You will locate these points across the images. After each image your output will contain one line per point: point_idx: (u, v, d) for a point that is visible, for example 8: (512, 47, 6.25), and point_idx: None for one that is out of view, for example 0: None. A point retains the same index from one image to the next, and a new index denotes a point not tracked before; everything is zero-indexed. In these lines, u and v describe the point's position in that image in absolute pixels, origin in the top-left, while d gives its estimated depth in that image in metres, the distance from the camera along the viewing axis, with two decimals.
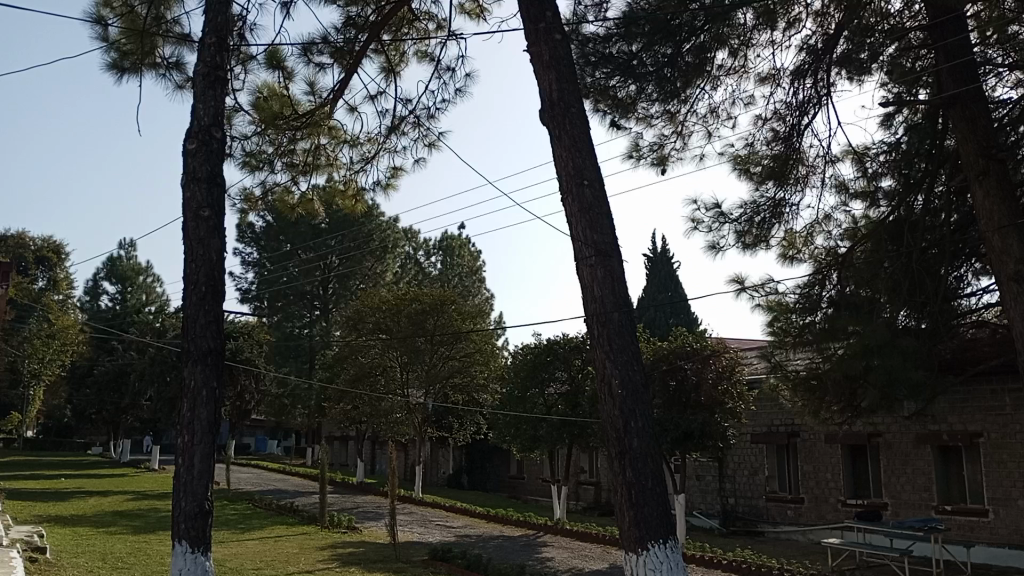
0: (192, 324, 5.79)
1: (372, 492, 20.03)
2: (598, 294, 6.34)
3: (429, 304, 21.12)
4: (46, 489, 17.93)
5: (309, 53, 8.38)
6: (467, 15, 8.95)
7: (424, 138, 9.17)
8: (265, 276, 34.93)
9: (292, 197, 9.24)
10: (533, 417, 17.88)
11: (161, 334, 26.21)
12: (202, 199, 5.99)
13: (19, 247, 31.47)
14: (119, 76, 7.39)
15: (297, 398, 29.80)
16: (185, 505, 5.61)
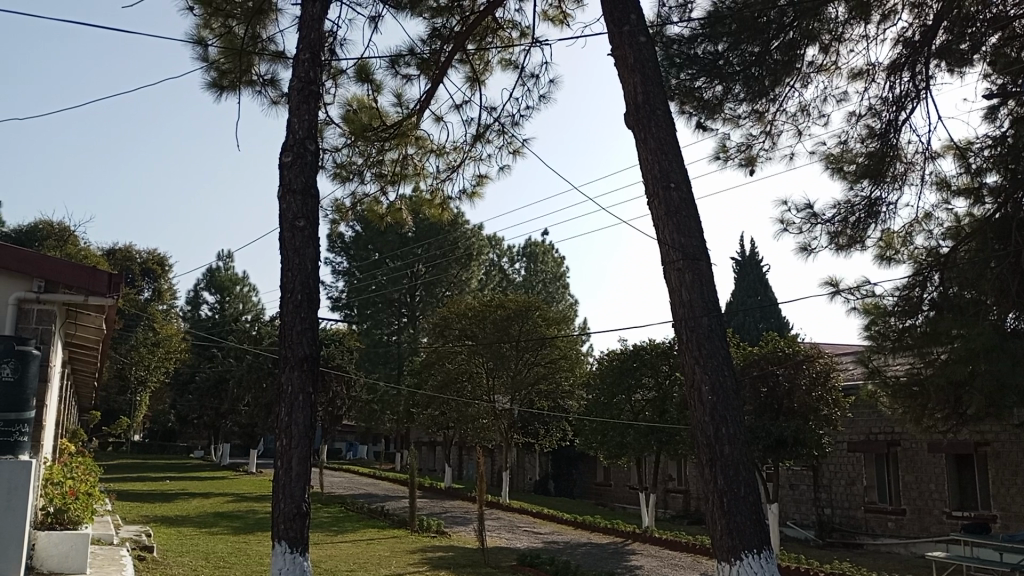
0: (288, 330, 5.96)
1: (460, 497, 20.27)
2: (686, 299, 6.28)
3: (514, 310, 21.20)
4: (154, 491, 18.78)
5: (396, 65, 8.53)
6: (550, 22, 8.99)
7: (509, 145, 9.23)
8: (354, 284, 35.68)
9: (381, 206, 9.40)
10: (619, 424, 17.74)
11: (257, 342, 27.12)
12: (298, 210, 6.17)
13: (127, 260, 32.70)
14: (219, 94, 7.73)
15: (386, 404, 30.35)
16: (285, 506, 5.79)
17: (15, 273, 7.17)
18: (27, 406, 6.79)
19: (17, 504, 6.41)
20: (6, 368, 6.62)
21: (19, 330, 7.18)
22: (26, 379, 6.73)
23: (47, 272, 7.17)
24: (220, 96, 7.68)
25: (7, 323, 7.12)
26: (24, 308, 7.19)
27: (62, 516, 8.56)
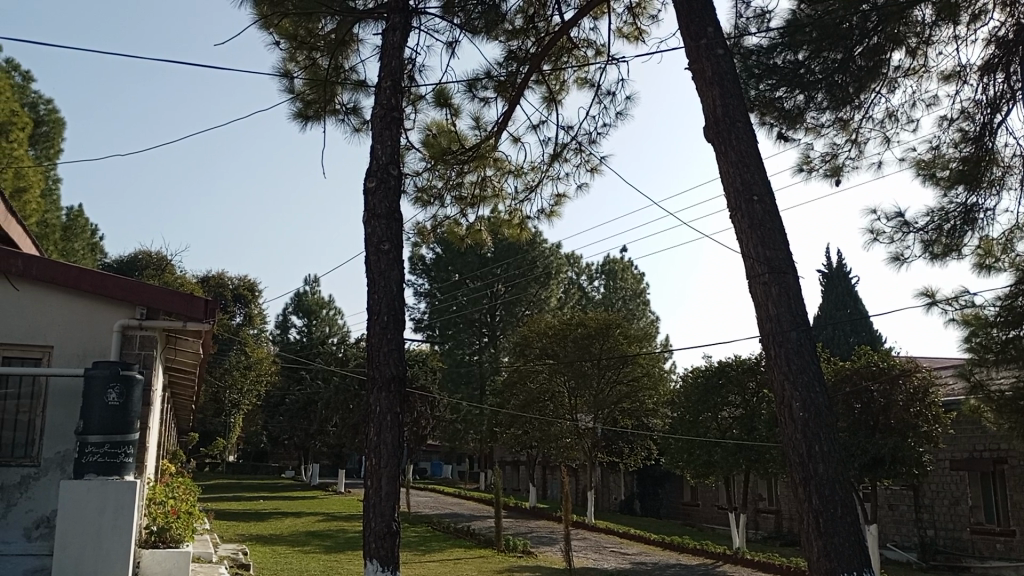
0: (377, 352, 6.09)
1: (545, 517, 20.20)
2: (772, 313, 6.15)
3: (595, 329, 21.10)
4: (248, 510, 19.36)
5: (474, 89, 8.68)
6: (626, 38, 9.00)
7: (586, 163, 9.25)
8: (435, 306, 36.11)
9: (462, 228, 9.53)
10: (706, 442, 17.47)
11: (344, 364, 27.77)
12: (383, 233, 6.32)
13: (219, 286, 33.94)
14: (304, 124, 8.03)
15: (469, 423, 30.57)
16: (376, 525, 5.91)
17: (119, 301, 7.45)
18: (132, 428, 7.04)
19: (124, 523, 6.72)
20: (113, 393, 6.88)
21: (124, 355, 7.42)
22: (131, 404, 6.98)
23: (149, 300, 7.43)
24: (306, 126, 7.98)
25: (112, 349, 7.37)
26: (128, 333, 7.44)
27: (165, 534, 8.87)
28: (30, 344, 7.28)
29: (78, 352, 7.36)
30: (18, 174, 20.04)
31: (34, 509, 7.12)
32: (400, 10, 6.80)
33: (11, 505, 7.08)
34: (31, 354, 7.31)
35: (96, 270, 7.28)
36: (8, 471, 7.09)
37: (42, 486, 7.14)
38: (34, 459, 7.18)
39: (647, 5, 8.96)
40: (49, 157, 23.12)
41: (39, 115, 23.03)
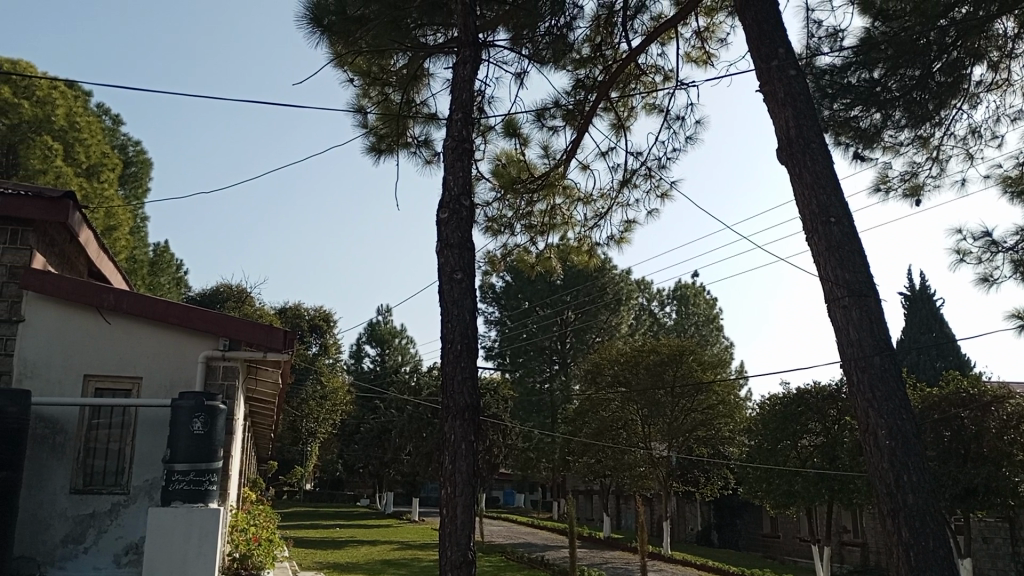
0: (450, 380, 6.13)
1: (621, 548, 19.88)
2: (854, 338, 5.98)
3: (668, 355, 20.81)
4: (325, 538, 19.61)
5: (543, 118, 8.76)
6: (694, 62, 8.97)
7: (656, 188, 9.20)
8: (506, 333, 36.23)
9: (531, 255, 9.59)
10: (786, 472, 16.99)
11: (417, 392, 28.04)
12: (455, 263, 6.39)
13: (297, 317, 34.73)
14: (378, 157, 8.25)
15: (542, 451, 30.46)
16: (452, 554, 5.92)
17: (204, 332, 7.71)
18: (216, 456, 7.24)
19: (208, 548, 6.89)
20: (198, 423, 7.10)
21: (208, 385, 7.66)
22: (214, 432, 7.19)
23: (232, 331, 7.67)
24: (379, 159, 8.20)
25: (198, 379, 7.62)
26: (212, 364, 7.69)
27: (246, 561, 9.13)
28: (121, 376, 7.56)
29: (165, 383, 7.61)
30: (108, 213, 21.04)
31: (123, 535, 7.33)
32: (470, 44, 6.94)
33: (102, 532, 7.30)
34: (121, 385, 7.58)
35: (182, 303, 7.55)
36: (100, 498, 7.35)
37: (131, 513, 7.37)
38: (124, 487, 7.44)
39: (716, 29, 8.92)
40: (137, 196, 24.20)
41: (128, 155, 24.16)
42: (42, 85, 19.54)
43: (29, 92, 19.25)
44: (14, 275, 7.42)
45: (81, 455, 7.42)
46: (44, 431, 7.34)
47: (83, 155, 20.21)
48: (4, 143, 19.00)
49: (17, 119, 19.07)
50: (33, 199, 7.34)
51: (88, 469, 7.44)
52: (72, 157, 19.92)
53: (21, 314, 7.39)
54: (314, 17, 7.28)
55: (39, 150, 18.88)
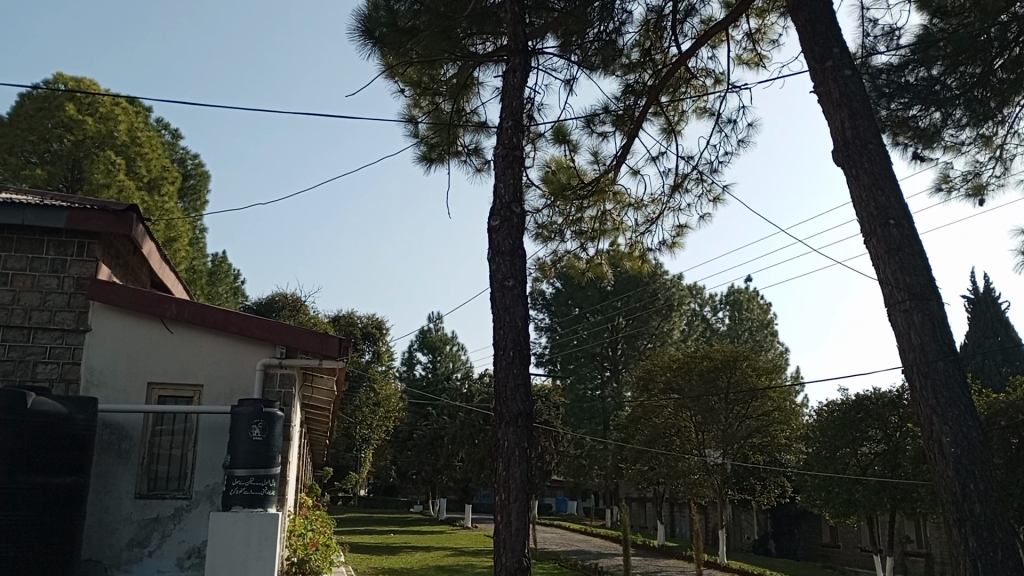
0: (503, 387, 6.16)
1: (676, 556, 19.66)
2: (916, 342, 5.83)
3: (721, 362, 20.56)
4: (380, 544, 19.78)
5: (592, 124, 8.77)
6: (745, 65, 8.87)
7: (708, 193, 9.13)
8: (556, 340, 36.21)
9: (582, 262, 9.58)
10: (846, 480, 16.63)
11: (469, 399, 28.13)
12: (507, 270, 6.42)
13: (350, 325, 35.15)
14: (429, 166, 8.37)
15: (594, 459, 30.34)
16: (507, 561, 5.94)
17: (261, 341, 7.87)
18: (274, 462, 7.37)
19: (267, 553, 7.02)
20: (256, 429, 7.23)
21: (265, 393, 7.82)
22: (272, 439, 7.32)
23: (287, 340, 7.80)
24: (430, 167, 8.32)
25: (256, 387, 7.78)
26: (269, 372, 7.85)
27: (305, 566, 9.23)
28: (182, 384, 7.75)
29: (225, 390, 7.78)
30: (169, 225, 21.65)
31: (186, 539, 7.51)
32: (519, 52, 6.98)
33: (165, 536, 7.49)
34: (184, 393, 7.79)
35: (240, 312, 7.72)
36: (163, 502, 7.55)
37: (193, 518, 7.56)
38: (186, 492, 7.63)
39: (767, 30, 8.82)
40: (196, 208, 24.83)
41: (186, 169, 24.83)
42: (105, 102, 20.22)
43: (92, 109, 19.92)
44: (80, 286, 7.66)
45: (145, 461, 7.63)
46: (110, 437, 7.57)
47: (143, 169, 20.80)
48: (70, 158, 19.69)
49: (82, 135, 19.77)
50: (98, 212, 7.57)
51: (152, 474, 7.65)
52: (134, 171, 20.55)
53: (88, 324, 7.63)
54: (366, 30, 7.40)
55: (103, 165, 19.58)
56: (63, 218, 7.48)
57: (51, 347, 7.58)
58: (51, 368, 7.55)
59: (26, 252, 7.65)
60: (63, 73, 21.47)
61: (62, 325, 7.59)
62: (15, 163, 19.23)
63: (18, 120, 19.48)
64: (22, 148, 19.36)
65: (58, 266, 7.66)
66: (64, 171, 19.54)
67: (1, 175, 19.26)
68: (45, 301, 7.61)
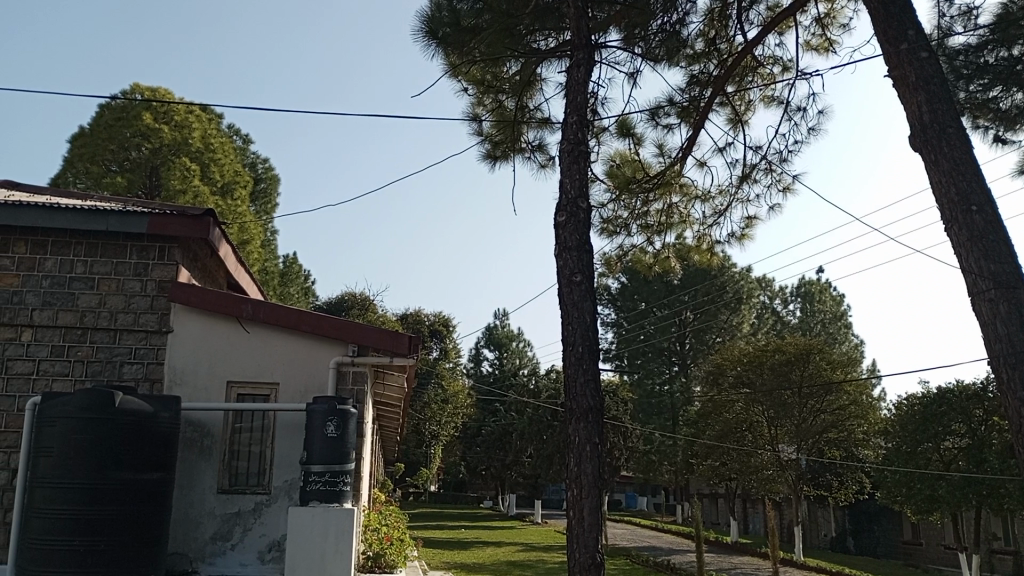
0: (573, 382, 6.16)
1: (750, 553, 19.37)
2: (1002, 333, 5.62)
3: (794, 355, 20.13)
4: (452, 539, 20.01)
5: (657, 116, 8.70)
6: (814, 51, 8.65)
7: (778, 182, 8.94)
8: (623, 335, 36.20)
9: (648, 256, 9.49)
10: (928, 475, 16.12)
11: (536, 396, 28.20)
12: (575, 265, 6.41)
13: (417, 323, 35.54)
14: (493, 164, 8.42)
15: (663, 454, 30.13)
16: (580, 556, 5.95)
17: (334, 339, 8.04)
18: (349, 458, 7.52)
19: (344, 548, 7.18)
20: (331, 426, 7.38)
21: (339, 391, 7.99)
22: (346, 436, 7.46)
23: (359, 338, 7.95)
24: (495, 165, 8.36)
25: (330, 385, 7.95)
26: (342, 369, 8.02)
27: (380, 560, 9.38)
28: (259, 382, 7.96)
29: (300, 388, 7.97)
30: (242, 228, 22.26)
31: (266, 533, 7.73)
32: (583, 46, 6.95)
33: (247, 530, 7.72)
34: (261, 392, 8.00)
35: (313, 311, 7.89)
36: (243, 497, 7.78)
37: (272, 512, 7.77)
38: (265, 487, 7.85)
39: (837, 14, 8.59)
40: (267, 212, 25.48)
41: (257, 173, 25.49)
42: (179, 111, 21.07)
43: (168, 117, 20.77)
44: (162, 289, 7.95)
45: (226, 458, 7.88)
46: (193, 434, 7.84)
47: (217, 174, 21.45)
48: (148, 165, 20.48)
49: (158, 143, 20.53)
50: (177, 217, 7.82)
51: (233, 471, 7.89)
52: (208, 176, 21.20)
53: (170, 325, 7.91)
54: (429, 30, 7.50)
55: (179, 171, 20.12)
56: (144, 223, 7.75)
57: (136, 348, 7.86)
58: (136, 368, 7.84)
59: (111, 257, 7.95)
60: (140, 84, 22.27)
61: (146, 327, 7.88)
62: (97, 171, 20.19)
63: (99, 130, 20.39)
64: (103, 157, 20.36)
65: (140, 270, 7.95)
66: (143, 178, 20.33)
67: (85, 184, 20.12)
68: (129, 304, 7.90)
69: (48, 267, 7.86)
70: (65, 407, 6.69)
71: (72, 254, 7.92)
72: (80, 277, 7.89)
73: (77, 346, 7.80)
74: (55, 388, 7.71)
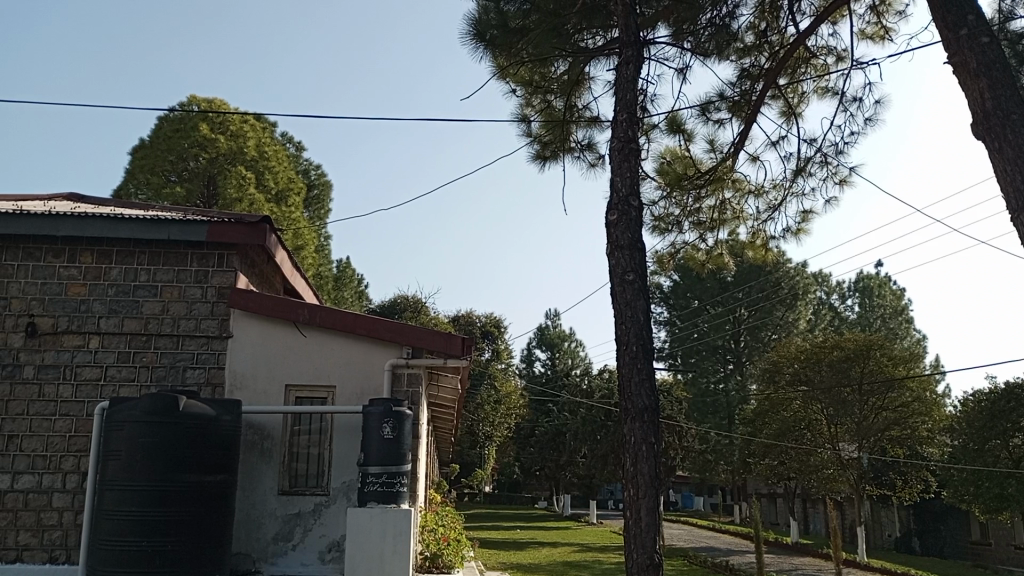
0: (628, 383, 6.12)
1: (811, 554, 19.00)
2: None
3: (854, 351, 19.67)
4: (508, 540, 20.05)
5: (708, 112, 8.60)
6: (869, 39, 8.45)
7: (834, 175, 8.76)
8: (676, 334, 35.89)
9: (701, 253, 9.38)
10: (997, 473, 15.62)
11: (589, 396, 28.11)
12: (627, 264, 6.37)
13: (469, 324, 35.75)
14: (543, 164, 8.41)
15: (719, 454, 29.80)
16: (638, 557, 5.91)
17: (389, 342, 8.12)
18: (405, 460, 7.59)
19: (402, 548, 7.26)
20: (388, 428, 7.46)
21: (394, 392, 8.07)
22: (402, 437, 7.53)
23: (413, 340, 8.01)
24: (545, 165, 8.36)
25: (385, 387, 8.04)
26: (397, 372, 8.11)
27: (437, 560, 9.44)
28: (317, 385, 8.09)
29: (357, 391, 8.08)
30: (297, 234, 22.66)
31: (326, 534, 7.85)
32: (632, 43, 6.90)
33: (307, 530, 7.85)
34: (318, 394, 8.13)
35: (368, 314, 7.99)
36: (303, 499, 7.91)
37: (332, 513, 7.89)
38: (324, 489, 7.97)
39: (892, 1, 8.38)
40: (320, 217, 25.87)
41: (311, 179, 25.91)
42: (235, 121, 21.55)
43: (224, 127, 21.26)
44: (222, 295, 8.13)
45: (286, 459, 8.02)
46: (254, 437, 7.99)
47: (272, 181, 21.88)
48: (205, 175, 20.97)
49: (215, 152, 21.00)
50: (234, 224, 8.00)
51: (293, 473, 8.03)
52: (263, 184, 21.61)
53: (230, 330, 8.09)
54: (477, 33, 7.52)
55: (235, 180, 20.64)
56: (204, 231, 7.94)
57: (198, 353, 8.06)
58: (198, 373, 8.03)
59: (173, 265, 8.17)
60: (196, 95, 22.81)
61: (207, 332, 8.07)
62: (157, 182, 20.72)
63: (159, 142, 20.92)
64: (163, 167, 20.85)
65: (201, 277, 8.15)
66: (200, 188, 20.82)
67: (145, 194, 20.69)
68: (190, 310, 8.10)
69: (114, 276, 8.11)
70: (132, 411, 6.90)
71: (136, 262, 8.15)
72: (144, 285, 8.12)
73: (142, 352, 8.02)
74: (122, 393, 7.93)
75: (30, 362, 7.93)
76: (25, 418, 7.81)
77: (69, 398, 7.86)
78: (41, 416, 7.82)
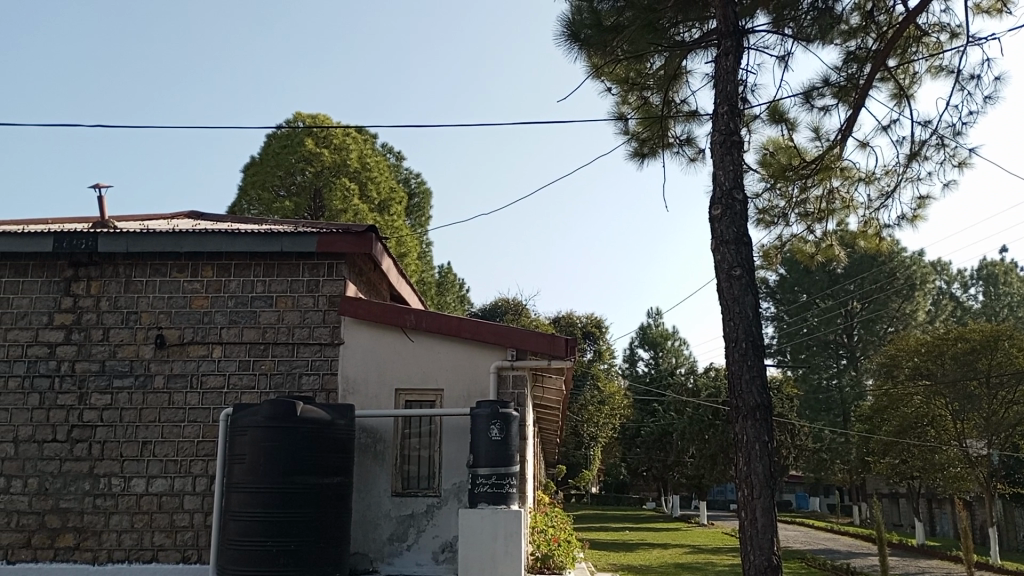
0: (738, 380, 5.98)
1: (939, 557, 18.05)
2: None
3: (979, 343, 18.48)
4: (617, 541, 19.90)
5: (812, 99, 8.33)
6: (986, 13, 7.99)
7: (953, 157, 8.31)
8: (784, 329, 34.87)
9: (810, 245, 9.07)
10: None
11: (696, 395, 27.63)
12: (733, 259, 6.23)
13: (570, 325, 35.76)
14: (642, 162, 8.34)
15: (835, 452, 28.71)
16: (755, 558, 5.77)
17: (493, 345, 8.21)
18: (513, 461, 7.64)
19: (514, 548, 7.33)
20: (495, 429, 7.53)
21: (500, 394, 8.15)
22: (510, 438, 7.59)
23: (517, 342, 8.07)
24: (644, 163, 8.29)
25: (491, 389, 8.13)
26: (502, 373, 8.17)
27: (549, 561, 9.46)
28: (425, 388, 8.27)
29: (464, 392, 8.21)
30: (400, 241, 23.22)
31: (439, 534, 8.00)
32: (730, 34, 6.75)
33: (421, 531, 8.02)
34: (427, 397, 8.30)
35: (472, 317, 8.10)
36: (417, 500, 8.09)
37: (444, 514, 8.03)
38: (436, 490, 8.13)
39: None
40: (422, 224, 26.41)
41: (411, 188, 26.50)
42: (338, 135, 22.32)
43: (328, 142, 22.05)
44: (333, 303, 8.42)
45: (398, 462, 8.22)
46: (368, 440, 8.24)
47: (375, 192, 22.56)
48: (312, 188, 21.75)
49: (320, 166, 21.77)
50: (343, 235, 8.27)
51: (405, 474, 8.22)
52: (366, 195, 22.34)
53: (342, 338, 8.37)
54: (571, 33, 7.47)
55: (339, 192, 21.39)
56: (314, 242, 8.24)
57: (313, 360, 8.36)
58: (313, 379, 8.33)
59: (286, 276, 8.51)
60: (301, 112, 23.69)
61: (320, 339, 8.37)
62: (267, 197, 21.62)
63: (268, 158, 21.85)
64: (272, 183, 21.72)
65: (313, 286, 8.47)
66: (308, 201, 21.66)
67: (257, 210, 21.63)
68: (304, 319, 8.42)
69: (233, 288, 8.52)
70: (254, 417, 7.23)
71: (253, 274, 8.54)
72: (260, 296, 8.49)
73: (261, 360, 8.39)
74: (244, 399, 8.31)
75: (160, 372, 8.41)
76: (157, 425, 8.29)
77: (197, 406, 8.30)
78: (171, 422, 8.28)
